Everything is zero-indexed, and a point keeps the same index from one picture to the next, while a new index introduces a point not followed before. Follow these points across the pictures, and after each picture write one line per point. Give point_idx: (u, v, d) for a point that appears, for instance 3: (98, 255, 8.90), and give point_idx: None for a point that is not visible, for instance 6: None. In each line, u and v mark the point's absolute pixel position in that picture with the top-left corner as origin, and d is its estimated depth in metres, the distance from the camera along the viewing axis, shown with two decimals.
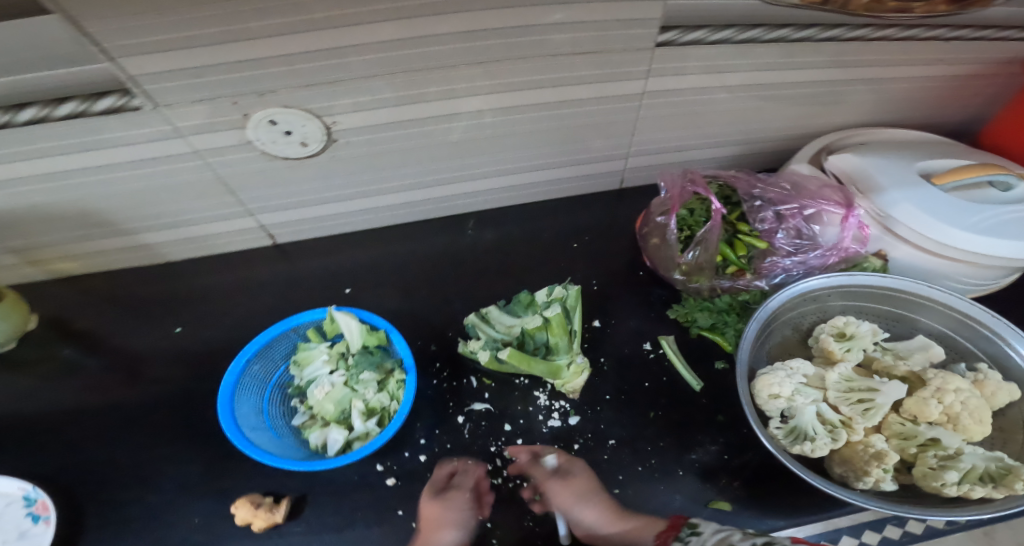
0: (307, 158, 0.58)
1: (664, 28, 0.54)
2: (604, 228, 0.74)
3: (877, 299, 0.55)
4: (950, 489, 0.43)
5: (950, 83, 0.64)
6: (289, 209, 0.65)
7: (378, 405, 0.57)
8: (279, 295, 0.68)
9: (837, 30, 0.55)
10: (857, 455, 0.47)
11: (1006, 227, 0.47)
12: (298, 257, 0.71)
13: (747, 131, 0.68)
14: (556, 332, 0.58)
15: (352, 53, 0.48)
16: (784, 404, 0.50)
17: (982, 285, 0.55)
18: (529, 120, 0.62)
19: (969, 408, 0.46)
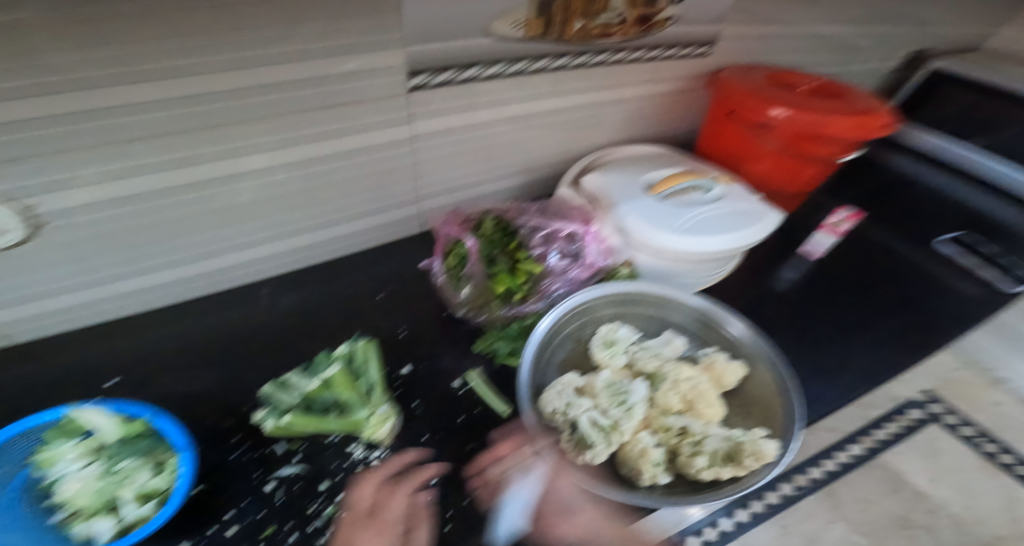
0: (13, 247, 0.50)
1: (411, 73, 0.56)
2: (409, 276, 0.74)
3: (635, 302, 0.62)
4: (704, 473, 0.49)
5: (674, 101, 0.76)
6: (10, 305, 0.55)
7: (154, 487, 0.49)
8: (15, 405, 0.55)
9: (566, 62, 0.62)
10: (632, 456, 0.51)
11: (702, 225, 0.57)
12: (46, 354, 0.60)
13: (524, 161, 0.74)
14: (341, 388, 0.56)
15: (50, 125, 0.43)
16: (561, 419, 0.54)
17: (710, 277, 0.66)
18: (304, 175, 0.61)
19: (699, 393, 0.55)
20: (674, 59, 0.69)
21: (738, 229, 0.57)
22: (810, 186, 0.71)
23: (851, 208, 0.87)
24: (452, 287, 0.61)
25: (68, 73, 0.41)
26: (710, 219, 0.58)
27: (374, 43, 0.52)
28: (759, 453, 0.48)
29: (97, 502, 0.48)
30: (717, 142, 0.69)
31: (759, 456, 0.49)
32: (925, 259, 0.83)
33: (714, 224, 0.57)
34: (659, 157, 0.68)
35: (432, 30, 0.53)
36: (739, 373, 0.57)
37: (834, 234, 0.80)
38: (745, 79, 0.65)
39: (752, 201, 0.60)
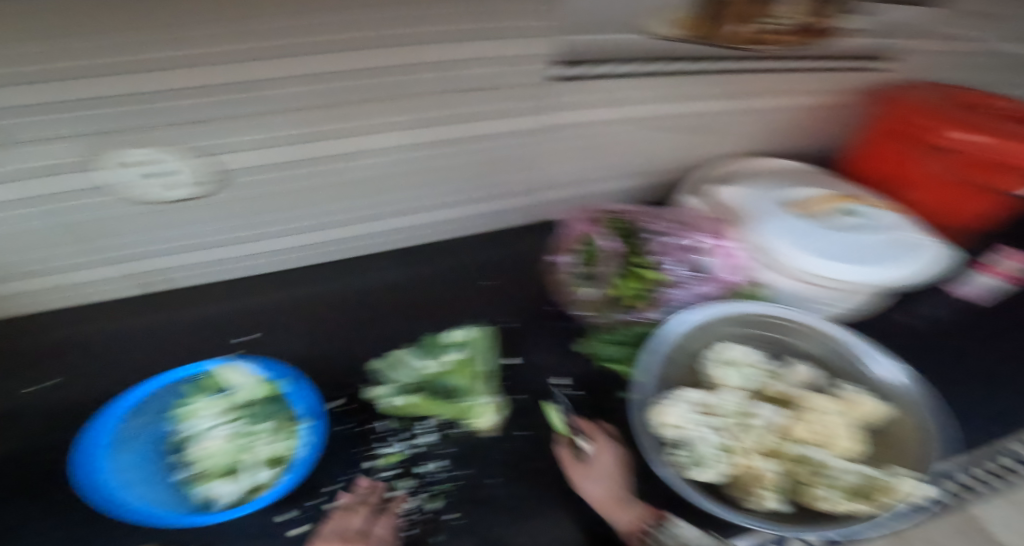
0: (171, 201, 0.55)
1: (553, 63, 0.56)
2: (513, 268, 0.73)
3: (754, 323, 0.58)
4: (824, 503, 0.43)
5: (813, 115, 0.71)
6: (163, 253, 0.61)
7: (277, 453, 0.51)
8: (159, 345, 0.62)
9: (710, 65, 0.61)
10: (749, 478, 0.46)
11: (860, 251, 0.52)
12: (187, 303, 0.66)
13: (644, 165, 0.72)
14: (460, 374, 0.58)
15: (225, 92, 0.47)
16: (673, 432, 0.49)
17: (840, 309, 0.61)
18: (431, 156, 0.62)
19: (831, 425, 0.48)
20: (821, 71, 0.65)
21: (903, 260, 0.51)
22: (981, 221, 0.63)
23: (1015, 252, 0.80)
24: (575, 285, 0.64)
25: (250, 42, 0.44)
26: (870, 246, 0.52)
27: (524, 29, 0.52)
28: (897, 491, 0.43)
29: (226, 462, 0.50)
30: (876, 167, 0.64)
31: (894, 495, 0.43)
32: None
33: (873, 251, 0.52)
34: (797, 176, 0.64)
35: (582, 22, 0.54)
36: (878, 410, 0.50)
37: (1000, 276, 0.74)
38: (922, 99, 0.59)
39: (914, 232, 0.54)
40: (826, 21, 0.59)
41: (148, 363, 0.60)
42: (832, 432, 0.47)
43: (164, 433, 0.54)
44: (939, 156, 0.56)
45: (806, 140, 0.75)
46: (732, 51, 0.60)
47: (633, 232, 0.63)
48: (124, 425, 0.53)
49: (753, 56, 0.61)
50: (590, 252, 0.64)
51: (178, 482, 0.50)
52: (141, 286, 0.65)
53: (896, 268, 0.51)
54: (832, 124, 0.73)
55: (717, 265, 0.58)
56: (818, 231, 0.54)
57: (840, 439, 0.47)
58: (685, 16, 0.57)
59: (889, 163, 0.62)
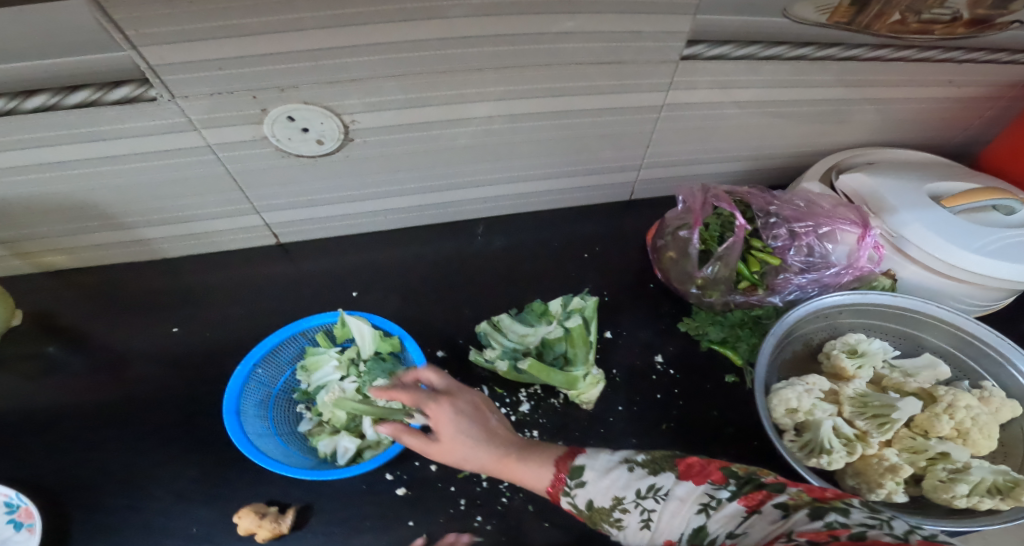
0: (324, 156, 0.59)
1: (691, 43, 0.55)
2: (613, 242, 0.75)
3: (882, 316, 0.58)
4: (961, 500, 0.45)
5: (938, 107, 0.70)
6: (297, 207, 0.68)
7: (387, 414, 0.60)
8: (296, 290, 0.71)
9: (851, 52, 0.59)
10: (874, 466, 0.49)
11: (1008, 252, 0.51)
12: (315, 254, 0.75)
13: (755, 147, 0.72)
14: (575, 343, 0.58)
15: (386, 52, 0.49)
16: (802, 419, 0.51)
17: (981, 305, 0.59)
18: (552, 127, 0.64)
19: (978, 423, 0.48)
20: (967, 62, 0.62)
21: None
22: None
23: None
24: (698, 263, 0.60)
25: (419, 4, 0.45)
26: (1018, 247, 0.52)
27: (674, 7, 0.51)
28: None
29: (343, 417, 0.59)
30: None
31: None
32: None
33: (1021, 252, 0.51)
34: (927, 166, 0.63)
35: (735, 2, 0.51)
36: (1013, 412, 0.50)
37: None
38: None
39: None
40: (1008, 13, 0.55)
41: (287, 305, 0.70)
42: (973, 431, 0.48)
43: (292, 383, 0.65)
44: None
45: (925, 133, 0.74)
46: (893, 38, 0.58)
47: (753, 212, 0.61)
48: (258, 371, 0.61)
49: (900, 43, 0.59)
50: (714, 230, 0.60)
51: (306, 431, 0.62)
52: (273, 236, 0.73)
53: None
54: (954, 118, 0.72)
55: (858, 252, 0.56)
56: (967, 226, 0.52)
57: (976, 438, 0.48)
58: (842, 3, 0.53)
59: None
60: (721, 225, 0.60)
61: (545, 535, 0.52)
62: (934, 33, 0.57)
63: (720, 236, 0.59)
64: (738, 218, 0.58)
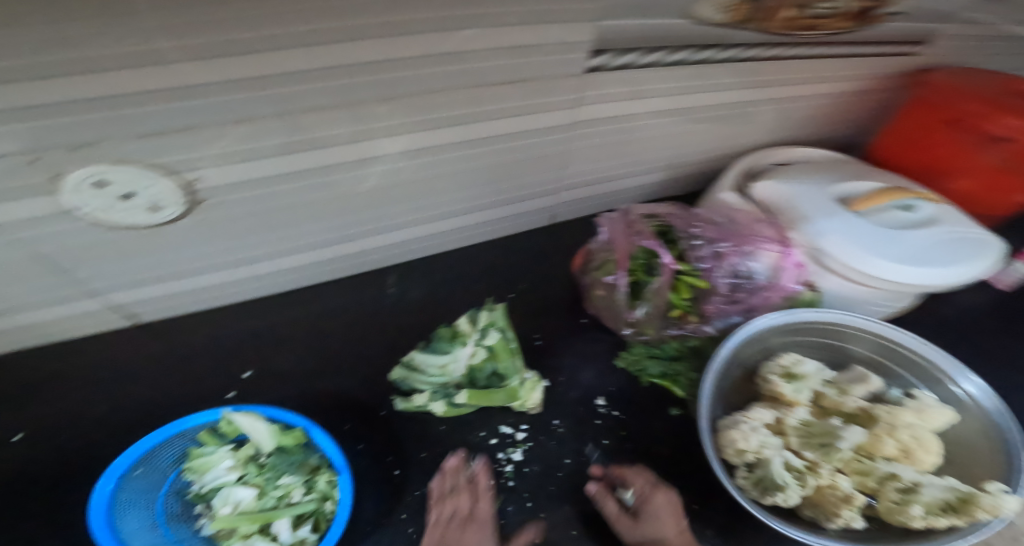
0: (162, 224, 0.47)
1: (596, 53, 0.49)
2: (538, 274, 0.69)
3: (813, 332, 0.56)
4: (917, 522, 0.44)
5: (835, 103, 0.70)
6: (151, 284, 0.53)
7: (308, 509, 0.47)
8: (157, 383, 0.55)
9: (751, 51, 0.55)
10: (826, 497, 0.46)
11: (920, 254, 0.50)
12: (178, 333, 0.59)
13: (672, 156, 0.68)
14: (503, 357, 0.54)
15: (224, 91, 0.38)
16: (752, 458, 0.47)
17: (890, 307, 0.58)
18: (461, 159, 0.56)
19: (919, 441, 0.47)
20: (856, 56, 0.62)
21: (964, 260, 0.50)
22: (1004, 212, 0.63)
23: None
24: (629, 305, 0.57)
25: (257, 32, 0.35)
26: (930, 246, 0.51)
27: (565, 15, 0.44)
28: (998, 507, 0.43)
29: (250, 522, 0.45)
30: (911, 154, 0.62)
31: (986, 508, 0.43)
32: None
33: (935, 252, 0.50)
34: (837, 164, 0.61)
35: (634, 4, 0.45)
36: (951, 419, 0.50)
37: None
38: (974, 84, 0.57)
39: (969, 227, 0.54)
40: (883, 5, 0.54)
41: (143, 402, 0.54)
42: (919, 449, 0.47)
43: (181, 484, 0.49)
44: (998, 144, 0.54)
45: (828, 130, 0.73)
46: (784, 35, 0.54)
47: (677, 236, 0.57)
48: (133, 475, 0.46)
49: (798, 41, 0.56)
50: (642, 261, 0.56)
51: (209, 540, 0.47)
52: (129, 317, 0.56)
53: (957, 270, 0.50)
54: (853, 113, 0.72)
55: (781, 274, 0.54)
56: (881, 231, 0.51)
57: (923, 453, 0.47)
58: (740, 0, 0.49)
59: (927, 151, 0.60)
60: (649, 255, 0.56)
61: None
62: (821, 29, 0.55)
63: (648, 264, 0.56)
64: (664, 255, 0.54)
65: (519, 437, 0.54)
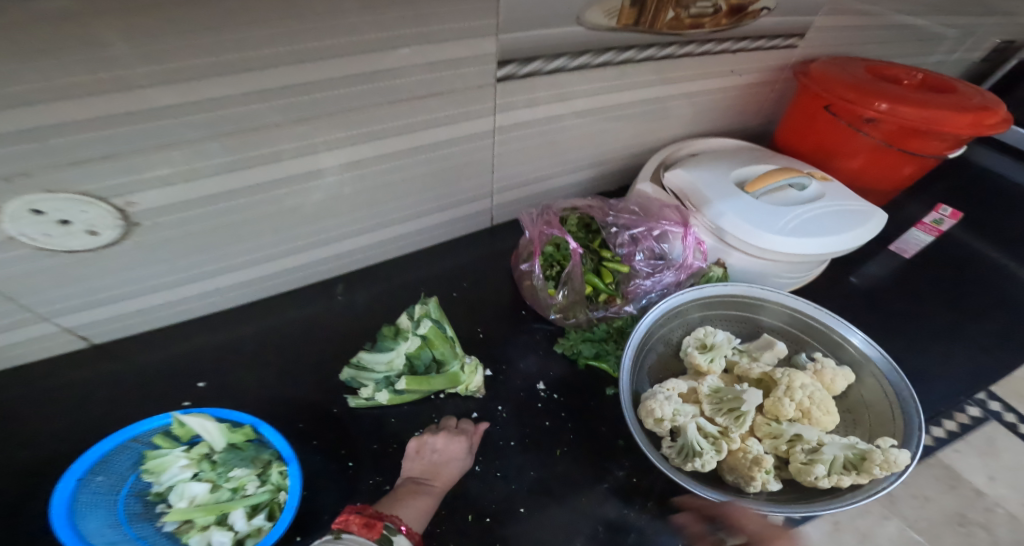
0: (104, 248, 0.50)
1: (501, 63, 0.54)
2: (481, 272, 0.73)
3: (727, 306, 0.61)
4: (824, 481, 0.47)
5: (743, 95, 0.75)
6: (100, 305, 0.56)
7: (262, 500, 0.50)
8: (113, 401, 0.57)
9: (647, 51, 0.60)
10: (740, 461, 0.49)
11: (806, 226, 0.57)
12: (133, 352, 0.61)
13: (597, 153, 0.73)
14: (436, 345, 0.57)
15: (148, 119, 0.42)
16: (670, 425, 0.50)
17: (796, 278, 0.66)
18: (393, 169, 0.59)
19: (816, 401, 0.52)
20: (747, 51, 0.67)
21: (845, 230, 0.57)
22: (903, 182, 0.72)
23: (947, 208, 0.87)
24: (550, 291, 0.60)
25: (172, 63, 0.39)
26: (815, 219, 0.57)
27: (461, 30, 0.49)
28: (890, 463, 0.46)
29: (206, 514, 0.48)
30: (810, 140, 0.71)
31: (879, 463, 0.47)
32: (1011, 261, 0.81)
33: (819, 224, 0.57)
34: (743, 150, 0.69)
35: (524, 18, 0.50)
36: (849, 379, 0.55)
37: (930, 230, 0.83)
38: (845, 72, 0.64)
39: (854, 200, 0.60)
40: (755, 1, 0.59)
41: (98, 418, 0.56)
42: (818, 410, 0.51)
43: (141, 485, 0.51)
44: (870, 125, 0.62)
45: (736, 120, 0.80)
46: (672, 35, 0.59)
47: (598, 227, 0.63)
48: (93, 480, 0.48)
49: (687, 41, 0.62)
50: (558, 251, 0.60)
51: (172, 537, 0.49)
52: (85, 337, 0.59)
53: (839, 238, 0.56)
54: (757, 103, 0.78)
55: (686, 251, 0.60)
56: (769, 209, 0.58)
57: (823, 414, 0.52)
58: (624, 5, 0.53)
59: (821, 136, 0.69)
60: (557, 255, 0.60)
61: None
62: (706, 26, 0.60)
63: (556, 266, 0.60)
64: (569, 243, 0.58)
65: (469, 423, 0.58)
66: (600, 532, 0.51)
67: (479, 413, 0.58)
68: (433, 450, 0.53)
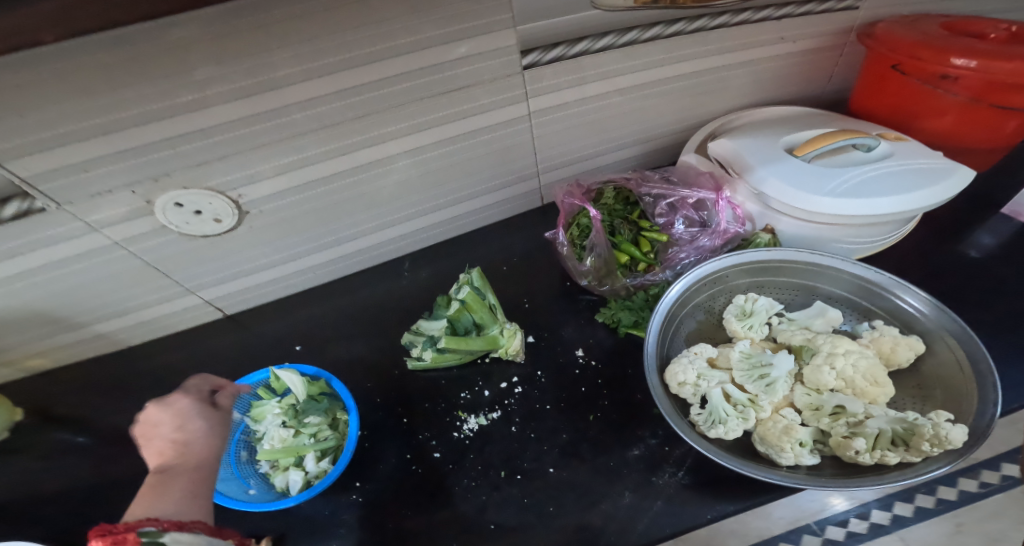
0: (229, 233, 0.63)
1: (524, 53, 0.58)
2: (531, 250, 0.77)
3: (775, 272, 0.60)
4: (866, 457, 0.45)
5: (801, 60, 0.71)
6: (232, 281, 0.69)
7: (329, 446, 0.57)
8: (228, 359, 0.70)
9: (676, 26, 0.61)
10: (771, 434, 0.48)
11: (861, 188, 0.54)
12: (248, 323, 0.74)
13: (643, 130, 0.73)
14: (475, 309, 0.62)
15: (243, 126, 0.53)
16: (691, 391, 0.52)
17: (867, 244, 0.62)
18: (443, 155, 0.66)
19: (860, 370, 0.50)
20: (794, 17, 0.65)
21: (907, 190, 0.53)
22: (1010, 139, 0.63)
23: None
24: (577, 259, 0.64)
25: (260, 76, 0.50)
26: (873, 179, 0.54)
27: (501, 21, 0.55)
28: (941, 440, 0.43)
29: (287, 455, 0.57)
30: (885, 101, 0.65)
31: (928, 441, 0.44)
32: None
33: (877, 184, 0.54)
34: (805, 117, 0.67)
35: (540, 9, 0.56)
36: (916, 348, 0.51)
37: None
38: (912, 30, 0.59)
39: (928, 157, 0.55)
40: None
41: (222, 375, 0.68)
42: (861, 381, 0.50)
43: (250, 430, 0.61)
44: (951, 84, 0.57)
45: (800, 86, 0.75)
46: (702, 8, 0.60)
47: (635, 199, 0.67)
48: None
49: (720, 12, 0.62)
50: (582, 223, 0.64)
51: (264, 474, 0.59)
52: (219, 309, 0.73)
53: (901, 198, 0.53)
54: (822, 66, 0.73)
55: (719, 217, 0.62)
56: (817, 171, 0.55)
57: (872, 386, 0.50)
58: None
59: (897, 97, 0.63)
60: (582, 228, 0.64)
61: (493, 536, 0.51)
62: None
63: (582, 236, 0.64)
64: (590, 211, 0.62)
65: (512, 388, 0.62)
66: (627, 496, 0.52)
67: (519, 377, 0.63)
68: (158, 426, 0.48)
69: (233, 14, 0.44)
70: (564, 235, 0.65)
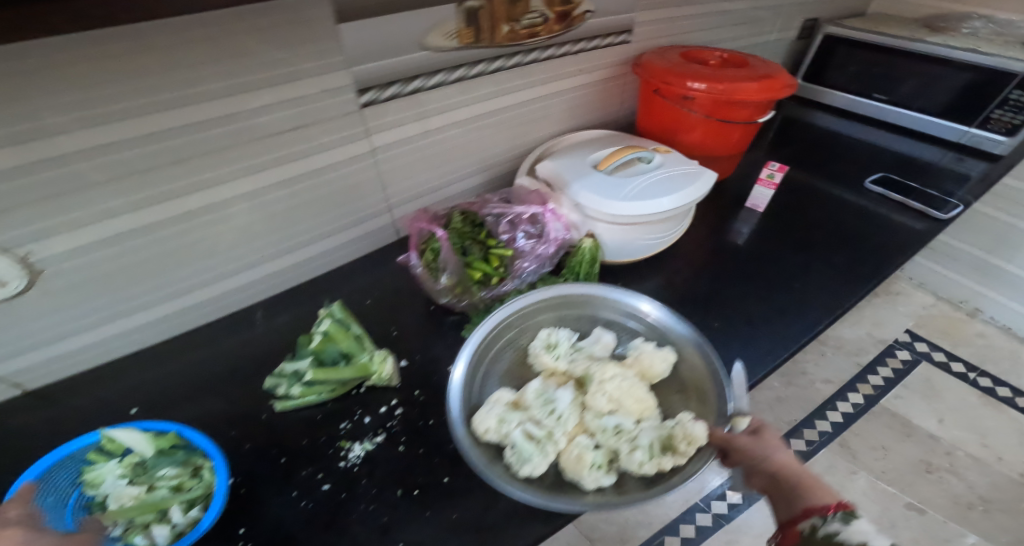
0: (15, 297, 0.54)
1: (360, 92, 0.61)
2: (394, 280, 0.78)
3: (562, 306, 0.69)
4: (648, 466, 0.52)
5: (598, 90, 0.87)
6: (28, 351, 0.58)
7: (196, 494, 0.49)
8: (39, 440, 0.57)
9: (496, 62, 0.70)
10: (572, 461, 0.52)
11: (645, 193, 0.70)
12: (65, 398, 0.61)
13: (484, 158, 0.82)
14: (340, 340, 0.61)
15: (40, 171, 0.48)
16: (493, 437, 0.54)
17: (660, 239, 0.77)
18: (294, 193, 0.66)
19: (626, 390, 0.57)
20: (589, 50, 0.79)
21: (676, 191, 0.70)
22: (740, 147, 0.86)
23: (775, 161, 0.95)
24: (432, 279, 0.67)
25: (49, 118, 0.46)
26: (655, 185, 0.71)
27: (333, 64, 0.57)
28: (691, 436, 0.52)
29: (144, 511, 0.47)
30: (655, 120, 0.84)
31: (685, 439, 0.53)
32: (846, 203, 1.00)
33: (657, 188, 0.70)
34: (607, 139, 0.81)
35: (372, 49, 0.59)
36: (667, 358, 0.62)
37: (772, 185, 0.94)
38: (662, 59, 0.79)
39: (684, 165, 0.74)
40: (577, 5, 0.71)
41: (15, 474, 0.54)
42: (628, 399, 0.57)
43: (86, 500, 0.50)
44: (690, 103, 0.77)
45: (604, 106, 0.90)
46: (515, 46, 0.70)
47: (478, 219, 0.72)
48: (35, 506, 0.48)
49: (528, 48, 0.72)
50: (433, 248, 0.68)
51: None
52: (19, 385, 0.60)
53: (673, 198, 0.70)
54: (617, 94, 0.90)
55: (551, 226, 0.70)
56: (613, 183, 0.71)
57: (638, 402, 0.57)
58: (460, 28, 0.63)
59: (660, 116, 0.83)
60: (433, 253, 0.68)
61: None
62: (541, 35, 0.71)
63: (434, 259, 0.68)
64: (437, 230, 0.67)
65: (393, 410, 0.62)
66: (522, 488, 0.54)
67: (399, 400, 0.63)
68: None
69: (20, 55, 0.42)
70: (419, 259, 0.68)
